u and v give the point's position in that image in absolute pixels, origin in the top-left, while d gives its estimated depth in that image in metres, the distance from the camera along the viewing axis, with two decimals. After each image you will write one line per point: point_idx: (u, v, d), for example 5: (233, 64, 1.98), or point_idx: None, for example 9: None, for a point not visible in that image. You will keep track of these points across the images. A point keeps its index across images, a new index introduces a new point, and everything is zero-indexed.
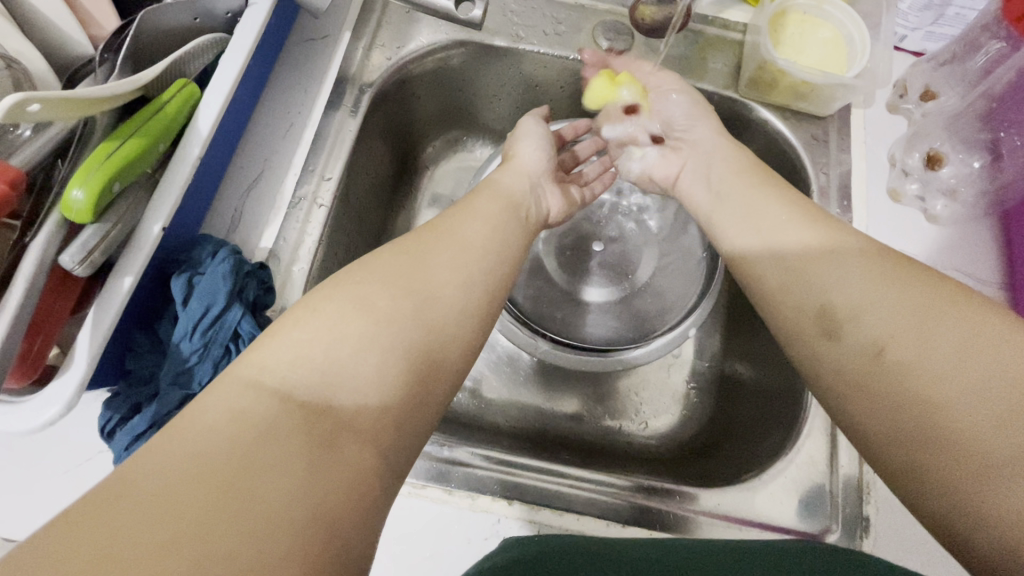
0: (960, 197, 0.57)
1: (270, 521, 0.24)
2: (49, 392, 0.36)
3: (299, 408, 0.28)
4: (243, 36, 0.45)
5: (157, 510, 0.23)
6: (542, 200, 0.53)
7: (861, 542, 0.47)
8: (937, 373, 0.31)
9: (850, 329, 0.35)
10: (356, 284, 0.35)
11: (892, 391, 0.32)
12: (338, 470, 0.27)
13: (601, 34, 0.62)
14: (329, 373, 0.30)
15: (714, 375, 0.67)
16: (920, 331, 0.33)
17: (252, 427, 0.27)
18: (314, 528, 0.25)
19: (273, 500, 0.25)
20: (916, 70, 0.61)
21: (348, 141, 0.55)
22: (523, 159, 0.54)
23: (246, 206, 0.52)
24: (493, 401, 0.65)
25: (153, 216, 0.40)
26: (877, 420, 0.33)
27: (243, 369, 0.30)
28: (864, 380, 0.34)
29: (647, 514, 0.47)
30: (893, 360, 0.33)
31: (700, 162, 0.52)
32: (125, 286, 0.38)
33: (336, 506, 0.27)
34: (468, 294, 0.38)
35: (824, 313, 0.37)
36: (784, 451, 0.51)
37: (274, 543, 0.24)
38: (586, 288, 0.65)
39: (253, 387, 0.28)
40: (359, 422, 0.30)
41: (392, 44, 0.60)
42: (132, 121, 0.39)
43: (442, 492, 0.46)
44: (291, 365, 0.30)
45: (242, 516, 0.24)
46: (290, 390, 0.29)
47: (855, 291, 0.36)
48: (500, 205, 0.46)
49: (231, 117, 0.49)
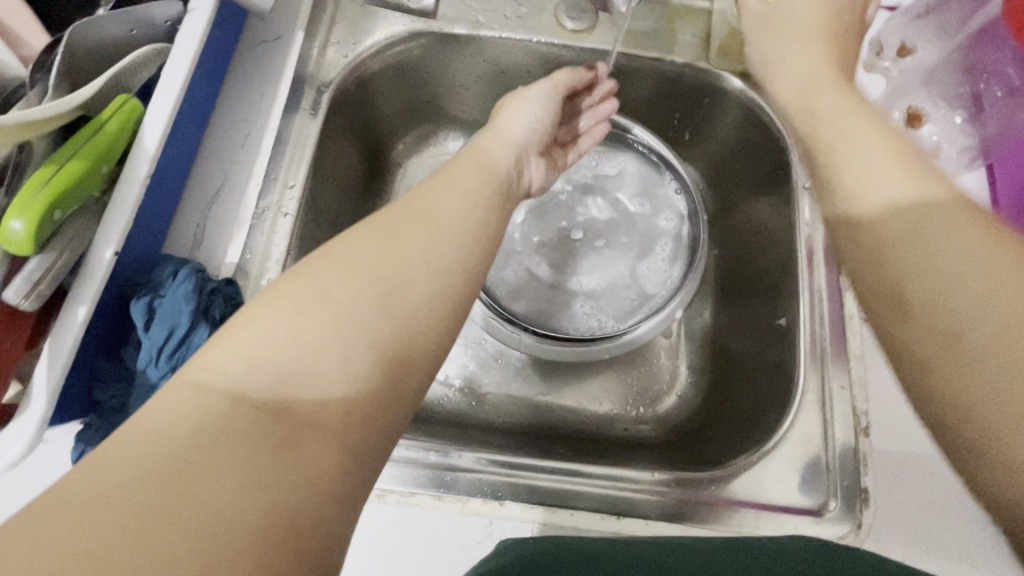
0: (945, 153, 0.55)
1: (216, 526, 0.22)
2: (10, 433, 0.34)
3: (252, 411, 0.27)
4: (187, 43, 0.43)
5: (97, 521, 0.21)
6: (525, 170, 0.50)
7: (861, 515, 0.46)
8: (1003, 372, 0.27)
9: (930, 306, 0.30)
10: (322, 273, 0.32)
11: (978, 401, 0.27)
12: (303, 462, 0.26)
13: (564, 14, 0.60)
14: (275, 374, 0.28)
15: (705, 353, 0.66)
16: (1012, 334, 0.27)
17: (205, 423, 0.25)
18: (274, 529, 0.24)
19: (252, 510, 0.24)
20: (890, 27, 0.58)
21: (309, 144, 0.53)
22: (512, 125, 0.50)
23: (209, 221, 0.50)
24: (486, 399, 0.64)
25: (104, 240, 0.38)
26: (973, 403, 0.27)
27: (194, 370, 0.28)
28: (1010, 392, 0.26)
29: (669, 505, 0.46)
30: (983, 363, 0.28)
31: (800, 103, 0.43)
32: (80, 316, 0.36)
33: (308, 500, 0.25)
34: (441, 278, 0.35)
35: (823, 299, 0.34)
36: (779, 427, 0.50)
37: (227, 539, 0.22)
38: (574, 277, 0.63)
39: (205, 392, 0.27)
40: (318, 417, 0.28)
41: (348, 41, 0.58)
42: (72, 143, 0.37)
43: (431, 498, 0.45)
44: (245, 366, 0.28)
45: (188, 522, 0.22)
46: (241, 392, 0.27)
47: (951, 278, 0.29)
48: (470, 177, 0.43)
49: (183, 129, 0.47)
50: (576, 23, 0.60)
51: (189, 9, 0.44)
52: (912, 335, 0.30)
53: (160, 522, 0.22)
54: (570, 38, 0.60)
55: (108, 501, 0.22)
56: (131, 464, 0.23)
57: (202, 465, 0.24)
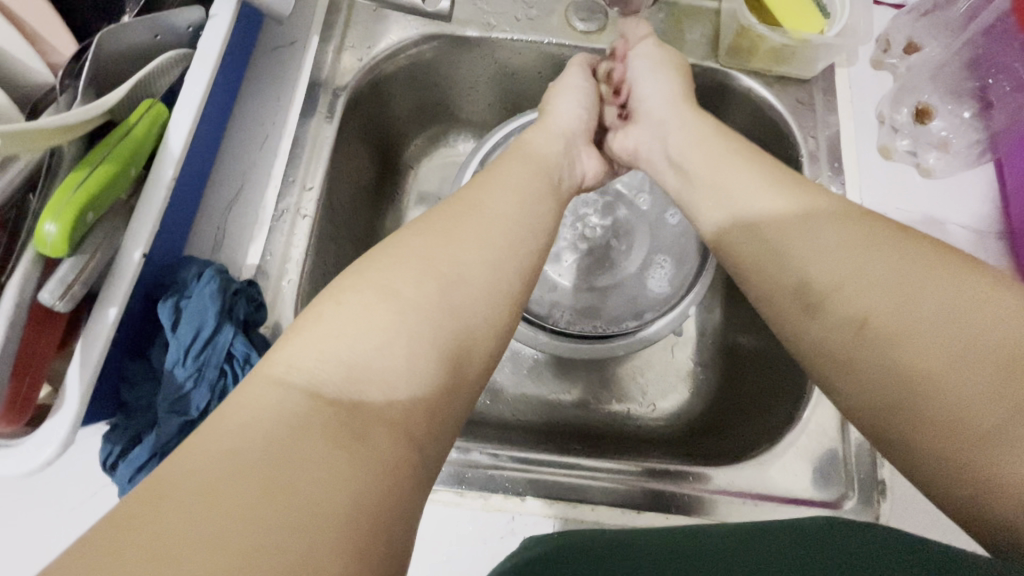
0: (952, 148, 0.57)
1: (306, 522, 0.23)
2: (44, 432, 0.35)
3: (328, 408, 0.27)
4: (208, 48, 0.44)
5: (184, 520, 0.22)
6: (577, 163, 0.51)
7: (878, 506, 0.46)
8: (917, 343, 0.31)
9: (835, 298, 0.35)
10: (382, 270, 0.33)
11: (875, 368, 0.32)
12: (366, 453, 0.26)
13: (574, 16, 0.61)
14: (346, 370, 0.29)
15: (716, 350, 0.66)
16: (906, 300, 0.32)
17: (282, 425, 0.26)
18: (354, 520, 0.24)
19: (312, 505, 0.24)
20: (897, 23, 0.59)
21: (326, 147, 0.54)
22: (558, 121, 0.52)
23: (229, 223, 0.51)
24: (501, 397, 0.65)
25: (132, 243, 0.39)
26: (871, 382, 0.32)
27: (271, 367, 0.29)
28: (886, 368, 0.32)
29: (684, 499, 0.47)
30: (880, 326, 0.33)
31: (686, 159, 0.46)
32: (111, 316, 0.37)
33: (368, 495, 0.25)
34: (491, 271, 0.35)
35: (801, 294, 0.36)
36: (794, 421, 0.51)
37: (315, 529, 0.23)
38: (587, 276, 0.64)
39: (279, 389, 0.28)
40: (391, 413, 0.28)
41: (362, 44, 0.59)
42: (102, 147, 0.38)
43: (454, 494, 0.45)
44: (318, 362, 0.29)
45: (277, 514, 0.23)
46: (318, 387, 0.28)
47: (844, 268, 0.35)
48: (523, 173, 0.44)
49: (204, 133, 0.47)
50: (587, 24, 0.61)
51: (211, 15, 0.45)
52: (812, 322, 0.36)
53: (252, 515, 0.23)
54: (580, 38, 0.61)
55: (187, 498, 0.23)
56: (209, 460, 0.24)
57: (284, 460, 0.25)
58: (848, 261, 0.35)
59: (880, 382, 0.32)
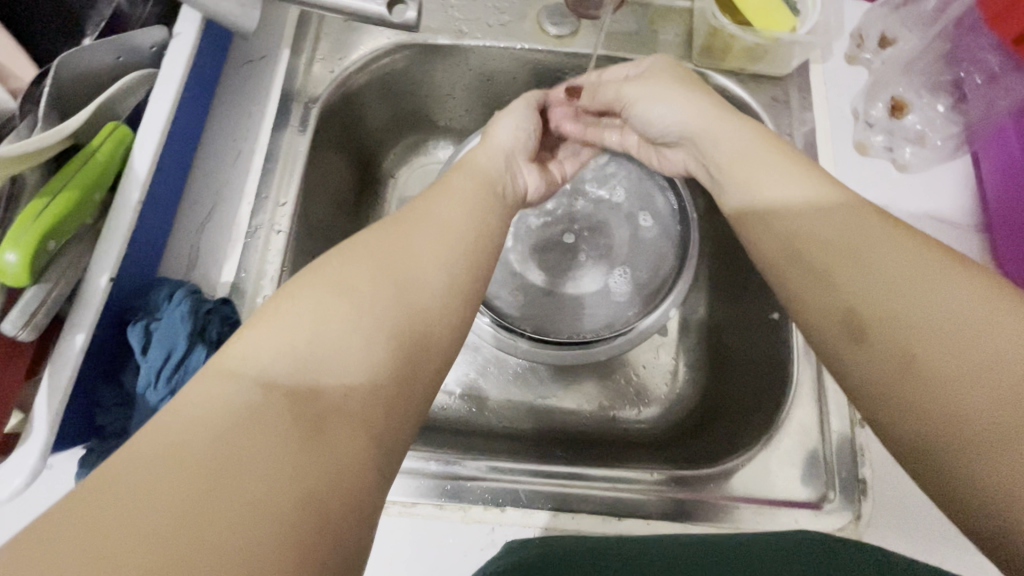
0: (928, 142, 0.56)
1: (253, 508, 0.23)
2: (13, 462, 0.35)
3: (282, 397, 0.27)
4: (172, 68, 0.44)
5: (120, 518, 0.21)
6: (518, 177, 0.51)
7: (859, 506, 0.46)
8: (961, 379, 0.28)
9: (879, 331, 0.32)
10: (338, 269, 0.33)
11: (911, 409, 0.29)
12: (327, 455, 0.26)
13: (546, 20, 0.61)
14: (303, 359, 0.28)
15: (702, 351, 0.66)
16: (944, 331, 0.30)
17: (232, 414, 0.25)
18: (306, 515, 0.24)
19: (260, 493, 0.23)
20: (871, 17, 0.59)
21: (299, 160, 0.54)
22: (503, 137, 0.51)
23: (203, 241, 0.50)
24: (486, 405, 0.65)
25: (98, 268, 0.38)
26: (913, 426, 0.29)
27: (223, 358, 0.28)
28: (926, 407, 0.29)
29: (671, 505, 0.47)
30: (924, 361, 0.30)
31: (698, 143, 0.46)
32: (78, 343, 0.37)
33: (334, 493, 0.25)
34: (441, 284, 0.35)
35: (849, 324, 0.33)
36: (775, 422, 0.51)
37: (263, 523, 0.23)
38: (568, 281, 0.63)
39: (230, 379, 0.27)
40: (348, 405, 0.28)
41: (333, 56, 0.58)
42: (64, 173, 0.38)
43: (433, 507, 0.45)
44: (275, 353, 0.28)
45: (222, 508, 0.22)
46: (271, 377, 0.27)
47: (884, 295, 0.32)
48: (470, 185, 0.44)
49: (173, 153, 0.47)
50: (559, 28, 0.60)
51: (174, 34, 0.45)
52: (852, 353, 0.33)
53: (193, 511, 0.22)
54: (553, 43, 0.60)
55: (127, 492, 0.22)
56: (156, 449, 0.23)
57: (231, 456, 0.24)
58: (868, 274, 0.33)
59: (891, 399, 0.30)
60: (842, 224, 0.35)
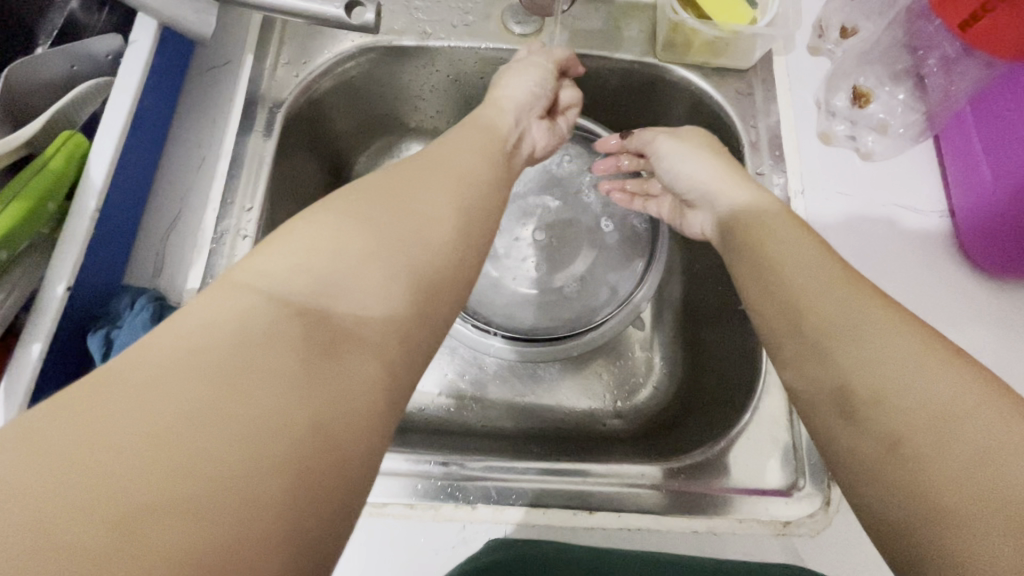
0: (890, 130, 0.57)
1: (261, 426, 0.23)
2: None
3: (294, 315, 0.27)
4: (128, 76, 0.44)
5: (125, 418, 0.21)
6: (525, 134, 0.51)
7: (828, 491, 0.46)
8: (957, 483, 0.24)
9: (875, 408, 0.28)
10: (349, 203, 0.33)
11: (902, 509, 0.26)
12: (338, 383, 0.26)
13: (511, 19, 0.61)
14: (316, 283, 0.28)
15: (678, 344, 0.66)
16: (950, 427, 0.26)
17: (238, 331, 0.25)
18: (310, 440, 0.24)
19: (264, 408, 0.24)
20: (832, 8, 0.59)
21: (264, 165, 0.54)
22: (510, 92, 0.51)
23: (169, 248, 0.50)
24: (466, 404, 0.65)
25: (55, 277, 0.38)
26: (902, 525, 0.26)
27: (234, 272, 0.28)
28: (918, 509, 0.25)
29: (675, 498, 0.47)
30: (921, 452, 0.26)
31: (712, 201, 0.47)
32: (35, 352, 0.37)
33: (338, 431, 0.25)
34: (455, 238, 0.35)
35: (841, 396, 0.30)
36: (745, 412, 0.51)
37: (263, 442, 0.23)
38: (542, 277, 0.64)
39: (244, 292, 0.27)
40: (363, 333, 0.29)
41: (298, 60, 0.58)
42: (15, 183, 0.38)
43: (404, 507, 0.45)
44: (288, 270, 0.28)
45: (224, 417, 0.23)
46: (280, 293, 0.28)
47: (893, 373, 0.29)
48: (477, 137, 0.43)
49: (135, 159, 0.47)
50: (523, 27, 0.61)
51: (129, 42, 0.45)
52: (847, 429, 0.29)
53: (194, 418, 0.22)
54: (518, 42, 0.61)
55: (124, 397, 0.22)
56: (151, 367, 0.23)
57: (236, 372, 0.24)
58: (853, 324, 0.32)
59: (868, 464, 0.28)
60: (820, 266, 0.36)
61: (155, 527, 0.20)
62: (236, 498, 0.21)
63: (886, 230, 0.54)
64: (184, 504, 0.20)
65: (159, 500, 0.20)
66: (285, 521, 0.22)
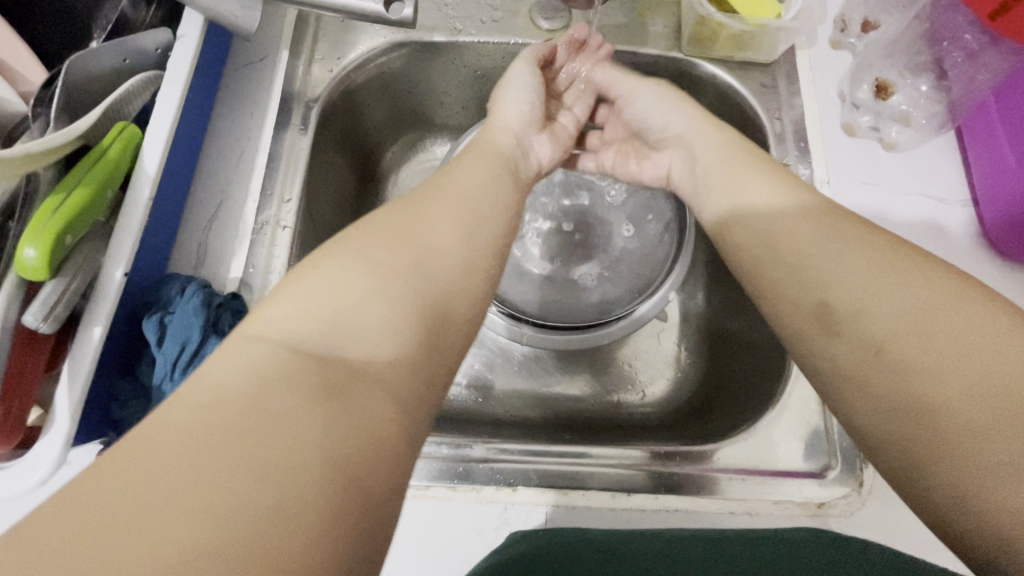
0: (913, 121, 0.58)
1: (287, 466, 0.25)
2: (35, 453, 0.35)
3: (308, 359, 0.29)
4: (178, 69, 0.45)
5: (160, 475, 0.23)
6: (530, 151, 0.53)
7: (861, 473, 0.47)
8: (936, 376, 0.31)
9: (854, 324, 0.34)
10: (359, 240, 0.35)
11: (888, 399, 0.32)
12: (356, 417, 0.28)
13: (538, 15, 0.62)
14: (325, 326, 0.31)
15: (702, 335, 0.67)
16: (920, 333, 0.32)
17: (259, 378, 0.27)
18: (335, 472, 0.26)
19: (290, 446, 0.25)
20: (852, 3, 0.61)
21: (301, 159, 0.55)
22: (507, 116, 0.53)
23: (211, 238, 0.51)
24: (494, 394, 0.66)
25: (113, 262, 0.39)
26: (887, 421, 0.32)
27: (249, 324, 0.30)
28: (900, 402, 0.31)
29: (669, 479, 0.48)
30: (898, 355, 0.32)
31: (688, 144, 0.50)
32: (96, 335, 0.38)
33: (364, 464, 0.27)
34: (465, 253, 0.38)
35: (821, 314, 0.36)
36: (776, 399, 0.52)
37: (287, 477, 0.24)
38: (569, 268, 0.65)
39: (260, 341, 0.29)
40: (374, 368, 0.30)
41: (332, 56, 0.60)
42: (76, 172, 0.39)
43: (446, 490, 0.46)
44: (297, 320, 0.30)
45: (254, 463, 0.24)
46: (298, 342, 0.29)
47: (862, 290, 0.35)
48: (488, 161, 0.47)
49: (180, 151, 0.48)
50: (551, 22, 0.62)
51: (177, 36, 0.46)
52: (828, 340, 0.35)
53: (227, 467, 0.24)
54: (546, 37, 0.62)
55: (169, 453, 0.24)
56: (182, 425, 0.25)
57: (263, 417, 0.26)
58: (825, 258, 0.37)
59: (851, 371, 0.34)
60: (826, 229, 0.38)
61: (212, 566, 0.22)
62: (273, 531, 0.23)
63: (910, 218, 0.55)
64: (225, 541, 0.22)
65: (211, 541, 0.22)
66: (326, 540, 0.24)
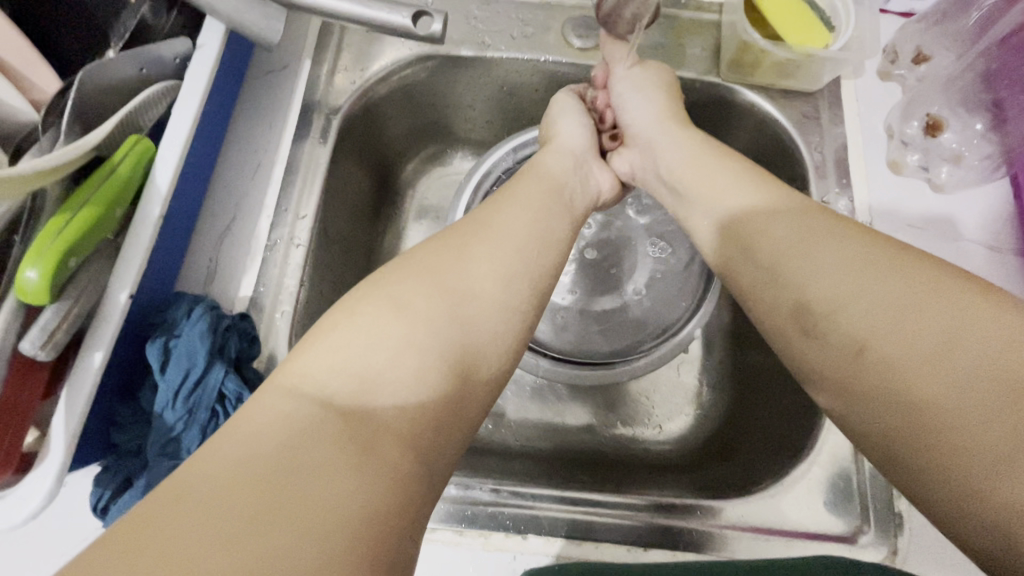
0: (965, 162, 0.54)
1: (326, 523, 0.23)
2: (28, 483, 0.34)
3: (328, 414, 0.27)
4: (195, 80, 0.43)
5: (189, 526, 0.22)
6: (589, 178, 0.51)
7: (895, 541, 0.44)
8: (917, 366, 0.29)
9: (833, 323, 0.32)
10: (394, 283, 0.33)
11: (869, 395, 0.30)
12: (385, 472, 0.26)
13: (570, 32, 0.60)
14: (354, 380, 0.28)
15: (726, 371, 0.64)
16: (902, 322, 0.30)
17: (289, 427, 0.26)
18: (361, 532, 0.24)
19: (325, 509, 0.24)
20: (905, 33, 0.58)
21: (319, 172, 0.53)
22: (565, 140, 0.52)
23: (222, 253, 0.50)
24: (511, 422, 0.63)
25: (118, 284, 0.38)
26: (874, 418, 0.30)
27: (284, 375, 0.29)
28: (882, 393, 0.29)
29: (659, 531, 0.45)
30: (878, 350, 0.30)
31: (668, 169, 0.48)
32: (96, 361, 0.36)
33: (376, 531, 0.24)
34: (502, 288, 0.35)
35: (800, 316, 0.34)
36: (805, 451, 0.49)
37: (311, 546, 0.23)
38: (593, 297, 0.62)
39: (291, 396, 0.28)
40: (398, 424, 0.28)
41: (355, 67, 0.58)
42: (83, 189, 0.37)
43: (453, 534, 0.44)
44: (329, 372, 0.29)
45: (299, 520, 0.23)
46: (328, 397, 0.28)
47: (840, 283, 0.33)
48: (539, 191, 0.44)
49: (194, 162, 0.47)
50: (584, 40, 0.59)
51: (198, 46, 0.44)
52: (807, 342, 0.34)
53: (268, 524, 0.23)
54: (577, 55, 0.59)
55: (180, 510, 0.22)
56: (210, 485, 0.23)
57: (293, 466, 0.24)
58: (832, 270, 0.33)
59: (831, 370, 0.32)
60: (803, 228, 0.36)
61: None
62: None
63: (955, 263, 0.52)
64: None
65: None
66: None
